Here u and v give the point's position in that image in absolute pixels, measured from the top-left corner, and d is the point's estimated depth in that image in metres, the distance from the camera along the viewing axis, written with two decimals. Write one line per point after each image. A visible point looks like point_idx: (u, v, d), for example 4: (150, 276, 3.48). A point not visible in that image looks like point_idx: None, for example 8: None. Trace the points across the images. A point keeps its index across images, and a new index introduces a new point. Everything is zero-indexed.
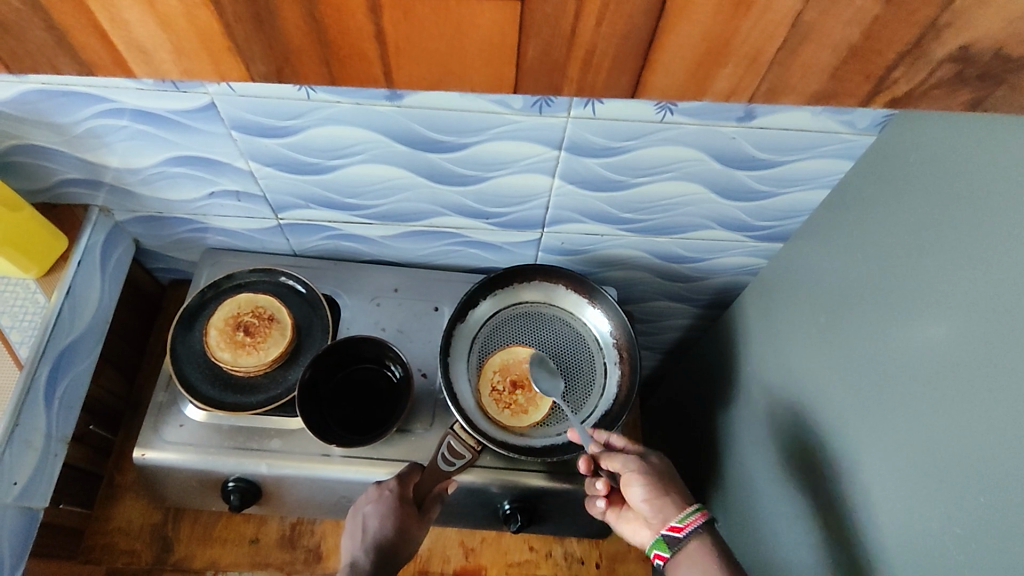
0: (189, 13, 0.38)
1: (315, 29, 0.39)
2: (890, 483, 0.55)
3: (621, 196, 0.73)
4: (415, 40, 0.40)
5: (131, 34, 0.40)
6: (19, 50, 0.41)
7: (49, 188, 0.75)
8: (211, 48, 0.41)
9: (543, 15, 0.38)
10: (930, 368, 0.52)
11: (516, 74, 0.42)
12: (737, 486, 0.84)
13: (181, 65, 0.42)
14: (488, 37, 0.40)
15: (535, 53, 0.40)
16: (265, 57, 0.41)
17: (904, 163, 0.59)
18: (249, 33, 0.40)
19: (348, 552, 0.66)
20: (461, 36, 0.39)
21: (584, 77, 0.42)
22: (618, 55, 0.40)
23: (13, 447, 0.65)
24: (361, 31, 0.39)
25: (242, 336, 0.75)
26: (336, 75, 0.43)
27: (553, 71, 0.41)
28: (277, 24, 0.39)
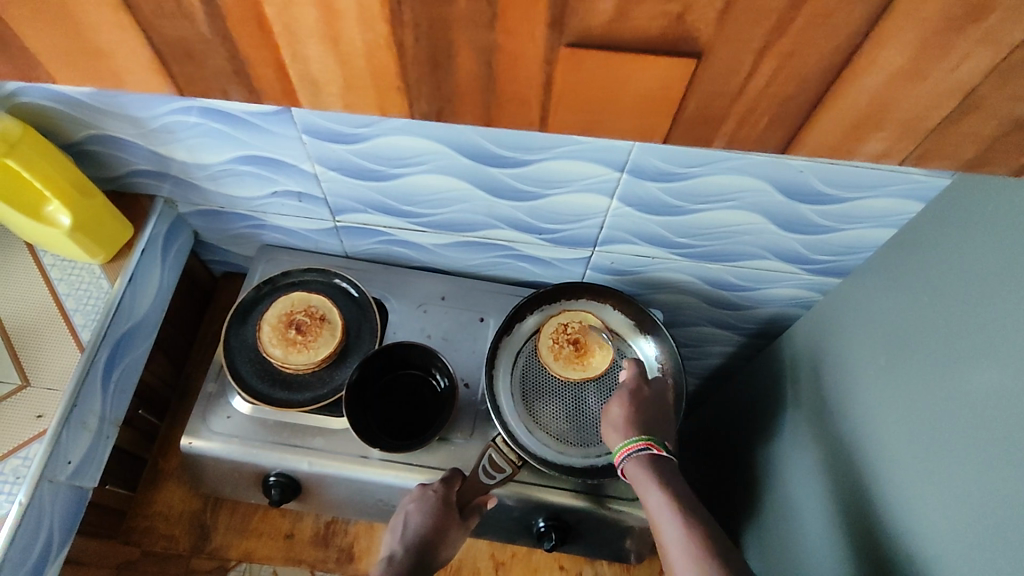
0: (369, 54, 0.39)
1: (487, 78, 0.40)
2: (944, 534, 0.54)
3: (677, 221, 0.73)
4: (577, 87, 0.40)
5: (305, 68, 0.40)
6: (194, 75, 0.42)
7: (119, 178, 0.77)
8: (382, 87, 0.41)
9: (712, 76, 0.38)
10: (993, 422, 0.50)
11: (670, 127, 0.42)
12: (774, 523, 0.82)
13: (346, 100, 0.42)
14: (649, 89, 0.39)
15: (694, 109, 0.41)
16: (431, 96, 0.41)
17: (978, 208, 0.57)
18: (422, 76, 0.40)
19: (389, 544, 0.69)
20: (624, 84, 0.39)
21: (738, 131, 0.42)
22: (777, 115, 0.40)
23: (69, 427, 0.67)
24: (530, 80, 0.39)
25: (294, 334, 0.76)
26: (490, 116, 0.43)
27: (709, 125, 0.42)
28: (452, 70, 0.39)
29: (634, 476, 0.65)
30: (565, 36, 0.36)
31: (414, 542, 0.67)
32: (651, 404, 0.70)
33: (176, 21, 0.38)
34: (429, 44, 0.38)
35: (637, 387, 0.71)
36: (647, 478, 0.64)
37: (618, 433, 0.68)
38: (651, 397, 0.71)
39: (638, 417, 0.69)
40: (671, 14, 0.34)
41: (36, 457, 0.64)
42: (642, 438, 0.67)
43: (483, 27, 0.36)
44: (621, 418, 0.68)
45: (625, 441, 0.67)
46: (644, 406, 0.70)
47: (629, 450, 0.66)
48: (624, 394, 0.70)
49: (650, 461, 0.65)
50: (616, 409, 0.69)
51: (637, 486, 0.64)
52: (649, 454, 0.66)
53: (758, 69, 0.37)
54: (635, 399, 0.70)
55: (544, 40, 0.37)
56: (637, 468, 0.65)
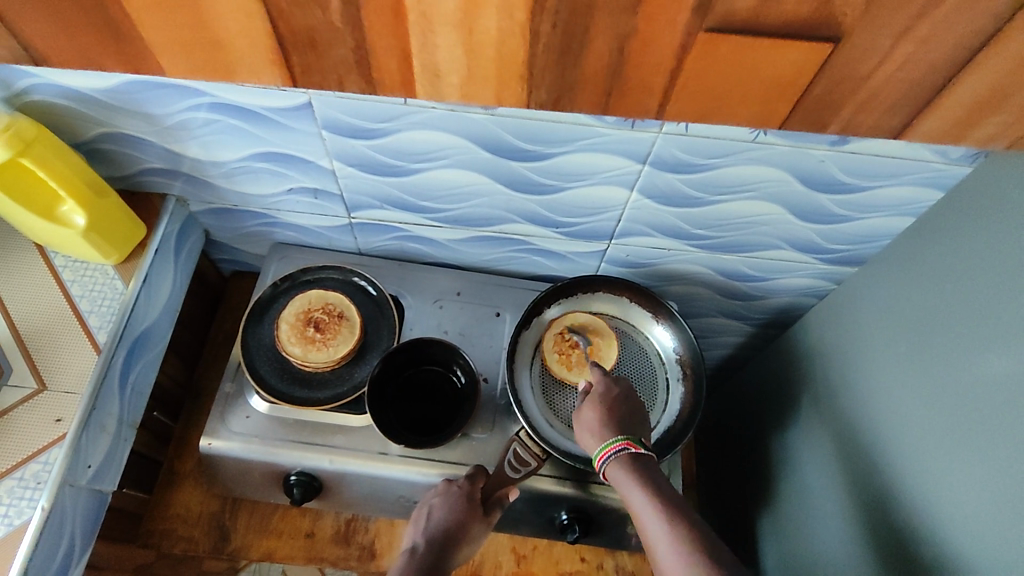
0: (501, 41, 0.39)
1: (614, 62, 0.40)
2: (964, 516, 0.55)
3: (696, 212, 0.73)
4: (703, 78, 0.40)
5: (432, 57, 0.40)
6: (312, 65, 0.42)
7: (131, 176, 0.76)
8: (504, 75, 0.41)
9: (846, 59, 0.38)
10: (1013, 406, 0.51)
11: (792, 111, 0.43)
12: (790, 510, 0.83)
13: (465, 90, 0.43)
14: (777, 75, 0.40)
15: (820, 92, 0.41)
16: (553, 84, 0.42)
17: (999, 195, 0.58)
18: (549, 63, 0.40)
19: (412, 536, 0.70)
20: (755, 70, 0.39)
21: (855, 117, 0.43)
22: (901, 98, 0.41)
23: (89, 430, 0.66)
24: (659, 63, 0.39)
25: (312, 332, 0.75)
26: (609, 104, 0.43)
27: (829, 109, 0.42)
28: (581, 56, 0.39)
29: (617, 479, 0.63)
30: (707, 21, 0.36)
31: (435, 534, 0.68)
32: (624, 402, 0.69)
33: (306, 11, 0.38)
34: (563, 31, 0.38)
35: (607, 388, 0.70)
36: (631, 480, 0.62)
37: (596, 437, 0.66)
38: (622, 396, 0.69)
39: (612, 419, 0.67)
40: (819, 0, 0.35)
41: (57, 461, 0.63)
42: (618, 438, 0.65)
43: (624, 11, 0.36)
44: (596, 421, 0.67)
45: (604, 444, 0.65)
46: (617, 406, 0.68)
47: (608, 453, 0.65)
48: (595, 397, 0.69)
49: (630, 460, 0.63)
50: (589, 413, 0.68)
51: (621, 490, 0.62)
52: (628, 454, 0.64)
53: (894, 54, 0.38)
54: (606, 400, 0.68)
55: (684, 25, 0.37)
56: (619, 470, 0.63)
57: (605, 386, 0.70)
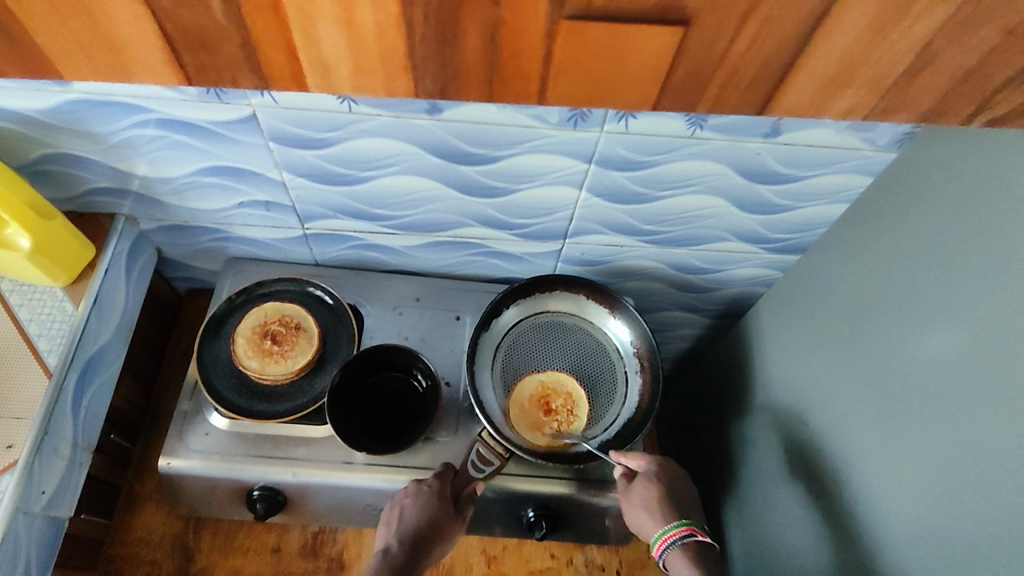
0: (380, 33, 0.41)
1: (489, 52, 0.42)
2: (911, 488, 0.57)
3: (643, 208, 0.75)
4: (575, 63, 0.43)
5: (317, 51, 0.42)
6: (205, 64, 0.44)
7: (77, 197, 0.75)
8: (388, 65, 0.43)
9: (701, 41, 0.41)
10: (951, 380, 0.54)
11: (661, 91, 0.45)
12: (750, 495, 0.85)
13: (354, 82, 0.45)
14: (652, 55, 0.42)
15: (683, 74, 0.43)
16: (436, 74, 0.44)
17: (923, 179, 0.61)
18: (429, 52, 0.42)
19: (383, 537, 0.69)
20: (624, 51, 0.41)
21: (722, 94, 0.45)
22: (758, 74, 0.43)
23: (42, 455, 0.65)
24: (533, 51, 0.42)
25: (270, 345, 0.75)
26: (493, 90, 0.45)
27: (698, 88, 0.44)
28: (457, 47, 0.42)
29: (676, 565, 0.67)
30: (565, 10, 0.39)
31: (408, 535, 0.67)
32: (678, 482, 0.72)
33: (193, 10, 0.40)
34: (438, 20, 0.40)
35: (662, 466, 0.73)
36: (694, 570, 0.65)
37: (656, 520, 0.69)
38: (675, 474, 0.73)
39: (670, 499, 0.70)
40: None
41: (8, 489, 0.62)
42: (681, 524, 0.68)
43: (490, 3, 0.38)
44: (654, 501, 0.70)
45: (664, 529, 0.68)
46: (674, 486, 0.71)
47: (669, 539, 0.68)
48: (648, 476, 0.71)
49: (693, 548, 0.67)
50: (646, 493, 0.70)
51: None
52: (692, 541, 0.67)
53: (741, 33, 0.40)
54: (660, 480, 0.71)
55: (546, 11, 0.39)
56: (681, 558, 0.67)
57: (653, 465, 0.73)
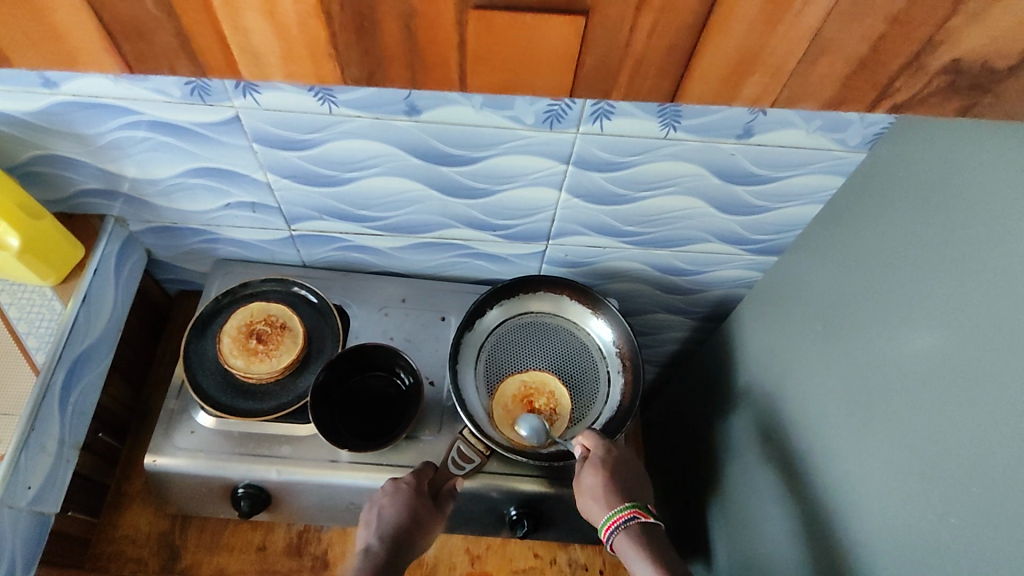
0: (303, 23, 0.38)
1: (410, 42, 0.39)
2: (881, 483, 0.58)
3: (623, 209, 0.76)
4: (491, 46, 0.39)
5: (247, 40, 0.39)
6: (145, 53, 0.40)
7: (67, 198, 0.76)
8: (315, 54, 0.40)
9: (603, 29, 0.37)
10: (919, 375, 0.55)
11: (573, 79, 0.41)
12: (734, 495, 0.86)
13: (287, 69, 0.41)
14: (555, 46, 0.39)
15: (592, 63, 0.40)
16: (363, 61, 0.40)
17: (893, 179, 0.62)
18: (350, 40, 0.39)
19: (363, 538, 0.68)
20: (533, 41, 0.38)
21: (634, 82, 0.41)
22: (664, 62, 0.40)
23: (28, 451, 0.66)
24: (445, 40, 0.38)
25: (255, 344, 0.77)
26: (418, 80, 0.41)
27: (607, 76, 0.41)
28: (376, 36, 0.38)
29: (623, 549, 0.66)
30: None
31: (390, 533, 0.67)
32: (623, 465, 0.72)
33: None
34: (354, 8, 0.37)
35: (605, 450, 0.72)
36: (636, 551, 0.65)
37: (602, 505, 0.69)
38: (622, 458, 0.73)
39: (616, 484, 0.70)
40: None
41: None
42: (627, 506, 0.68)
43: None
44: (600, 487, 0.69)
45: (610, 513, 0.68)
46: (617, 469, 0.71)
47: (614, 521, 0.67)
48: (596, 461, 0.71)
49: (639, 529, 0.67)
50: (592, 479, 0.70)
51: (626, 560, 0.65)
52: (637, 523, 0.67)
53: (639, 22, 0.37)
54: (607, 465, 0.71)
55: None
56: (627, 540, 0.66)
57: (602, 448, 0.72)
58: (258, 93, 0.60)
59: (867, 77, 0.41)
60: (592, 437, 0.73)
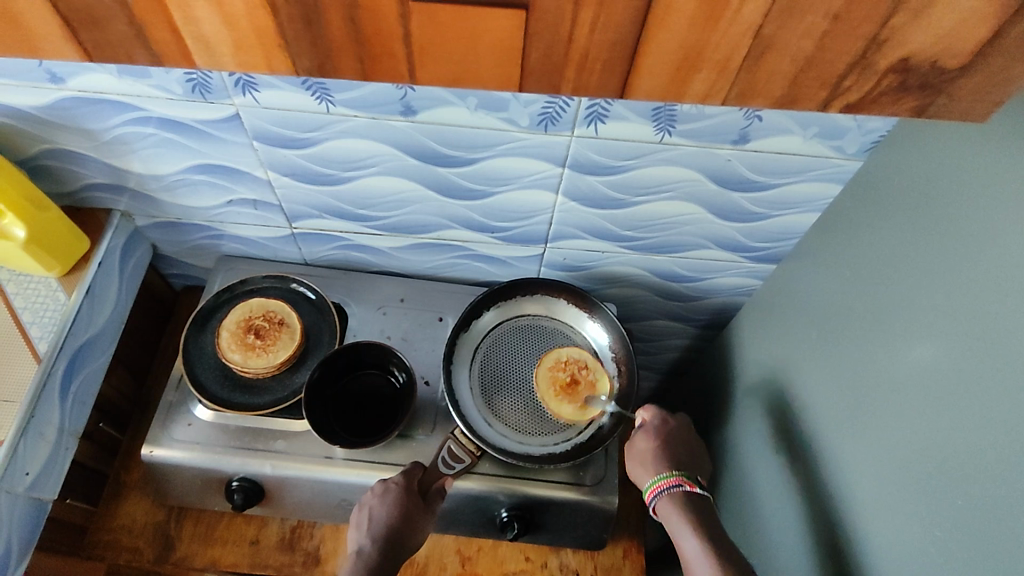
0: (250, 14, 0.37)
1: (354, 33, 0.38)
2: (885, 494, 0.57)
3: (622, 214, 0.76)
4: (429, 36, 0.38)
5: (198, 30, 0.38)
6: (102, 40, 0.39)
7: (75, 192, 0.78)
8: (265, 46, 0.39)
9: (544, 24, 0.36)
10: (917, 386, 0.54)
11: (520, 73, 0.40)
12: (732, 504, 0.85)
13: (238, 59, 0.40)
14: (495, 40, 0.38)
15: (537, 54, 0.38)
16: (312, 52, 0.39)
17: (889, 188, 0.62)
18: (298, 34, 0.38)
19: (355, 539, 0.69)
20: (469, 33, 0.37)
21: (580, 78, 0.40)
22: (610, 57, 0.38)
23: (27, 438, 0.67)
24: (389, 32, 0.38)
25: (253, 339, 0.77)
26: (366, 70, 0.40)
27: (553, 72, 0.39)
28: (322, 27, 0.37)
29: (667, 514, 0.69)
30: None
31: (380, 535, 0.68)
32: (676, 437, 0.75)
33: None
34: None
35: (663, 421, 0.76)
36: (680, 521, 0.67)
37: (648, 469, 0.72)
38: (676, 431, 0.76)
39: (667, 454, 0.73)
40: None
41: None
42: (672, 474, 0.70)
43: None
44: (649, 453, 0.73)
45: (655, 478, 0.71)
46: (670, 440, 0.75)
47: (658, 488, 0.70)
48: (650, 430, 0.75)
49: (682, 498, 0.69)
50: (644, 443, 0.74)
51: (670, 526, 0.68)
52: (681, 491, 0.69)
53: (579, 16, 0.36)
54: (660, 434, 0.75)
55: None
56: (670, 505, 0.69)
57: (660, 421, 0.76)
58: (257, 91, 0.61)
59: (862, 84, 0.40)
60: (651, 411, 0.77)
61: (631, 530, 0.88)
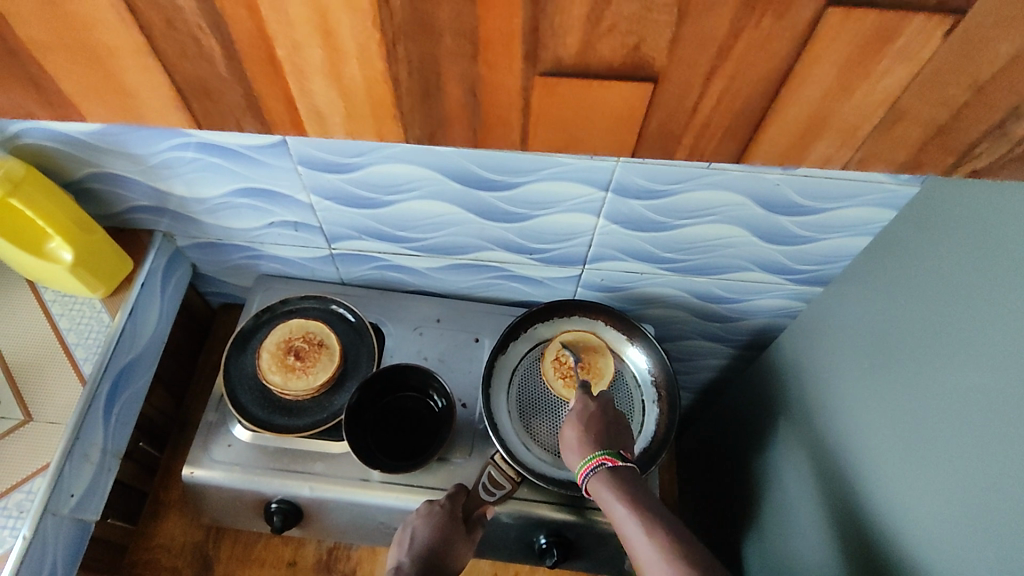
0: (368, 87, 0.42)
1: (472, 102, 0.43)
2: (932, 529, 0.55)
3: (663, 237, 0.75)
4: (550, 109, 0.43)
5: (311, 103, 0.44)
6: (210, 109, 0.45)
7: (119, 214, 0.79)
8: (379, 114, 0.44)
9: (667, 99, 0.41)
10: (968, 414, 0.53)
11: (637, 141, 0.45)
12: (772, 531, 0.83)
13: (348, 127, 0.46)
14: (612, 109, 0.43)
15: (656, 125, 0.44)
16: (424, 122, 0.45)
17: (944, 214, 0.60)
18: (414, 105, 0.43)
19: (394, 558, 0.68)
20: (590, 103, 0.42)
21: (697, 143, 0.45)
22: (730, 127, 0.43)
23: (72, 460, 0.68)
24: (510, 102, 0.43)
25: (293, 360, 0.78)
26: (478, 138, 0.46)
27: (670, 138, 0.45)
28: (440, 99, 0.43)
29: (599, 493, 0.63)
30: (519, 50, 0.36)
31: (421, 555, 0.67)
32: (598, 416, 0.69)
33: (197, 63, 0.42)
34: (420, 76, 0.41)
35: (584, 404, 0.70)
36: (609, 495, 0.61)
37: (577, 453, 0.66)
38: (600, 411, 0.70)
39: (591, 435, 0.67)
40: (629, 47, 0.38)
41: (40, 490, 0.65)
42: (597, 454, 0.65)
43: (466, 58, 0.40)
44: (576, 439, 0.67)
45: (585, 460, 0.65)
46: (595, 421, 0.68)
47: (587, 471, 0.64)
48: (574, 414, 0.69)
49: (609, 474, 0.63)
50: (570, 431, 0.68)
51: (602, 505, 0.62)
52: (606, 468, 0.64)
53: (708, 90, 0.40)
54: (583, 416, 0.69)
55: (521, 72, 0.40)
56: (600, 485, 0.63)
57: (579, 404, 0.70)
58: None
59: (915, 134, 0.43)
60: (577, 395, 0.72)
61: None
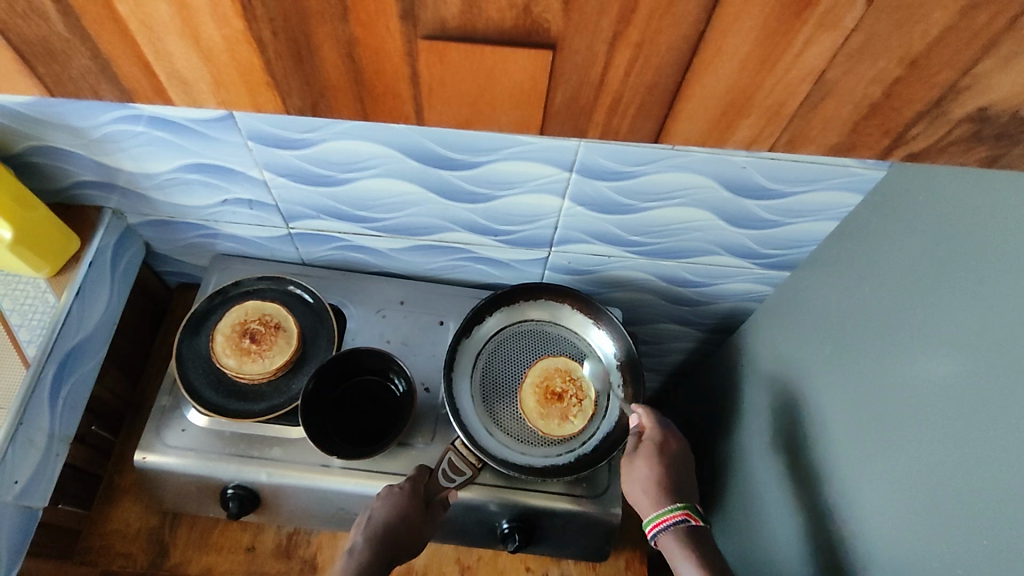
0: (231, 49, 0.41)
1: (352, 70, 0.42)
2: (886, 515, 0.55)
3: (629, 219, 0.74)
4: (444, 80, 0.42)
5: (172, 66, 0.42)
6: (72, 74, 0.44)
7: (64, 190, 0.75)
8: (250, 82, 0.43)
9: (572, 65, 0.41)
10: (925, 402, 0.52)
11: (545, 115, 0.45)
12: (736, 515, 0.83)
13: (219, 97, 0.44)
14: (517, 82, 0.42)
15: (562, 99, 0.43)
16: (303, 91, 0.44)
17: (910, 198, 0.59)
18: (288, 71, 0.42)
19: (353, 537, 0.68)
20: (490, 75, 0.42)
21: (610, 121, 0.45)
22: (643, 103, 0.43)
23: (15, 445, 0.65)
24: (396, 71, 0.42)
25: (248, 343, 0.76)
26: (366, 111, 0.45)
27: (579, 115, 0.44)
28: (317, 64, 0.42)
29: (670, 548, 0.67)
30: (420, 29, 0.39)
31: (378, 537, 0.66)
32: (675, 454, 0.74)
33: (31, 22, 0.40)
34: (287, 38, 0.40)
35: (663, 441, 0.74)
36: (683, 553, 0.65)
37: (651, 500, 0.70)
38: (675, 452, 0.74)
39: (665, 479, 0.71)
40: (517, 7, 0.37)
41: None
42: (678, 508, 0.69)
43: (338, 20, 0.39)
44: (652, 483, 0.71)
45: (660, 512, 0.69)
46: (668, 461, 0.73)
47: (662, 523, 0.68)
48: (651, 452, 0.73)
49: (685, 532, 0.67)
50: (644, 468, 0.72)
51: (671, 561, 0.66)
52: (685, 525, 0.68)
53: (613, 59, 0.40)
54: (660, 457, 0.72)
55: (401, 32, 0.39)
56: (674, 540, 0.67)
57: (658, 439, 0.74)
58: None
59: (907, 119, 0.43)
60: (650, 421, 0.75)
61: (634, 540, 0.87)
